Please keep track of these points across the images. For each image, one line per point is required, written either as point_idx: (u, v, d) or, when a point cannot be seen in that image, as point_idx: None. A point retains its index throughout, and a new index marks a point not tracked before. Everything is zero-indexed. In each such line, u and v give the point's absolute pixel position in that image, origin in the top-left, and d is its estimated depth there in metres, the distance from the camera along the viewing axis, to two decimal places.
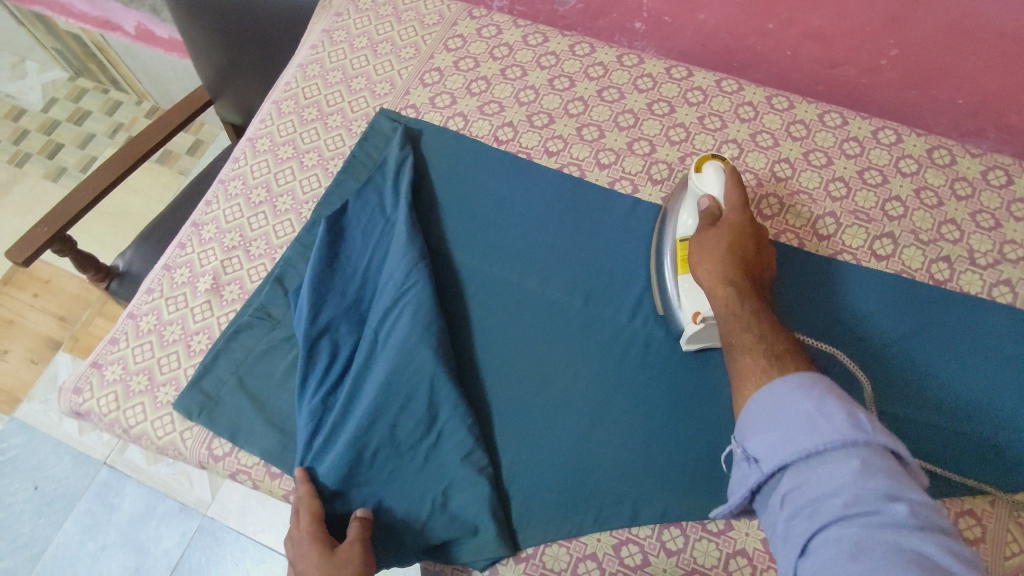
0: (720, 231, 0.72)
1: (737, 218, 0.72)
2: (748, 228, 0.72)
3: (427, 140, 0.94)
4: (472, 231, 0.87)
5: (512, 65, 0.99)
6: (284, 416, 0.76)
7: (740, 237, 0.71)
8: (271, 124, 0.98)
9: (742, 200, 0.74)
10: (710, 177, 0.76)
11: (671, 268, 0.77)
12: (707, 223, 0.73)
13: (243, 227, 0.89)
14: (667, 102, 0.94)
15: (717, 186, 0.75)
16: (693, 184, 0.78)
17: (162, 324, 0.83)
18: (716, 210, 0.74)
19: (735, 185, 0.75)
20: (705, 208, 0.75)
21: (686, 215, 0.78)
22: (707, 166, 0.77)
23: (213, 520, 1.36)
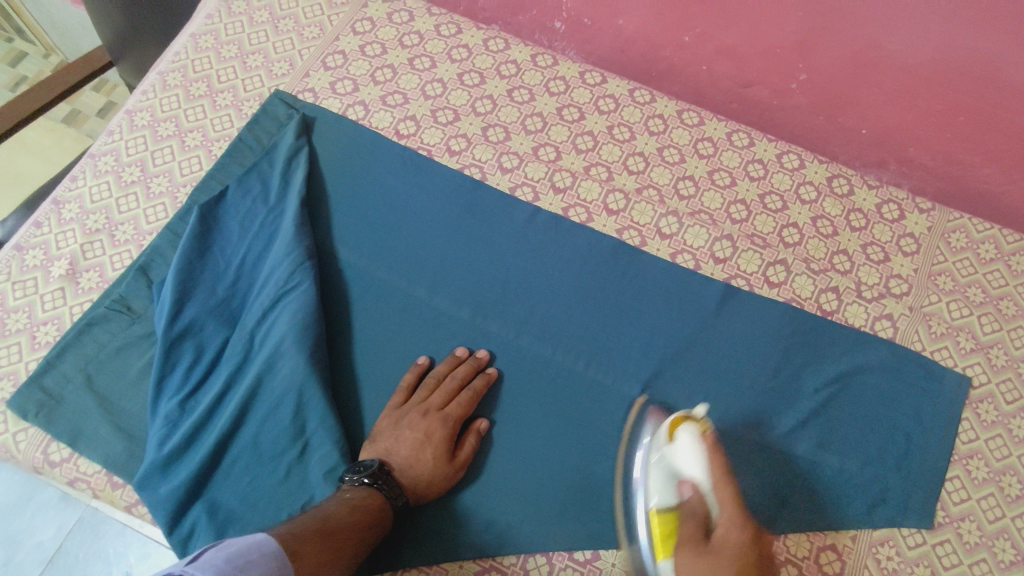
0: (710, 548, 0.54)
1: (738, 535, 0.54)
2: (749, 531, 0.55)
3: (323, 129, 0.88)
4: (362, 230, 0.82)
5: (421, 55, 0.94)
6: (135, 419, 0.71)
7: (743, 555, 0.53)
8: (153, 97, 0.90)
9: (734, 498, 0.57)
10: (684, 451, 0.61)
11: (647, 543, 0.61)
12: (694, 537, 0.56)
13: (110, 209, 0.82)
14: (577, 109, 0.91)
15: (696, 462, 0.60)
16: (666, 454, 0.63)
17: (5, 311, 0.76)
18: (701, 509, 0.58)
19: (718, 463, 0.59)
20: (687, 502, 0.59)
21: (656, 499, 0.61)
22: (680, 431, 0.62)
23: (96, 512, 1.18)
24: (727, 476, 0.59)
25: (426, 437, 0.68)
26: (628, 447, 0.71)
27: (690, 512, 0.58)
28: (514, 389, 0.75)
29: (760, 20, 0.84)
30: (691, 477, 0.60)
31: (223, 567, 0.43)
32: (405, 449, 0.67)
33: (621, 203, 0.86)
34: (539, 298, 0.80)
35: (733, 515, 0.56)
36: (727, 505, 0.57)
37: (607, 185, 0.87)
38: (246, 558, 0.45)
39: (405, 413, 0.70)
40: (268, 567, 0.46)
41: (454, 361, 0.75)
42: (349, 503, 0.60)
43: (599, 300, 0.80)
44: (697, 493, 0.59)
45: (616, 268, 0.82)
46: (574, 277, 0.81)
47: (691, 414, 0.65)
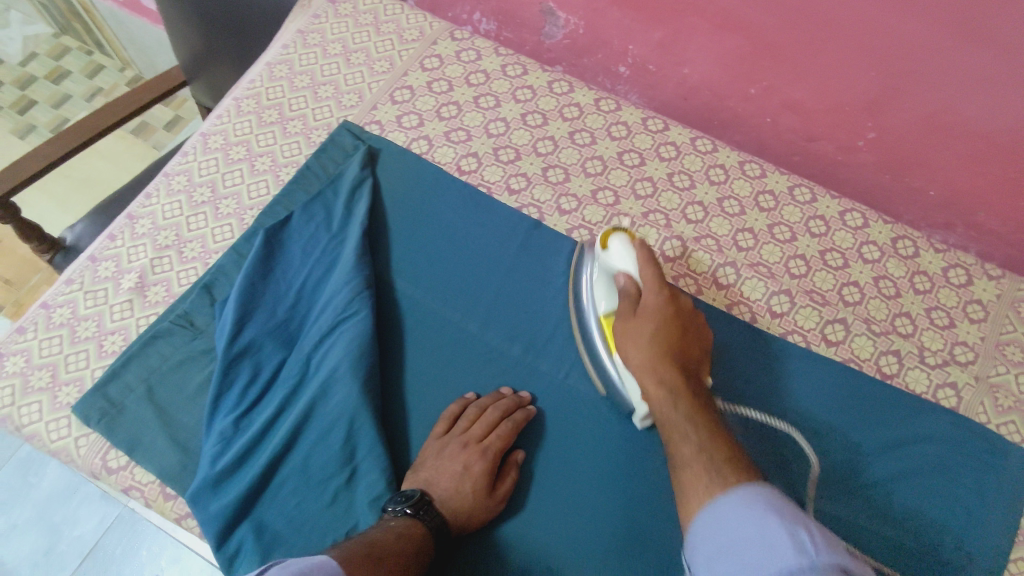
0: (638, 319, 0.67)
1: (655, 303, 0.67)
2: (673, 333, 0.66)
3: (387, 160, 0.90)
4: (419, 262, 0.84)
5: (486, 94, 0.96)
6: (190, 434, 0.72)
7: (663, 322, 0.66)
8: (228, 121, 0.93)
9: (658, 276, 0.69)
10: (617, 252, 0.72)
11: (600, 340, 0.75)
12: (626, 309, 0.69)
13: (180, 226, 0.85)
14: (638, 153, 0.91)
15: (627, 257, 0.71)
16: (601, 260, 0.74)
17: (76, 319, 0.79)
18: (633, 290, 0.69)
19: (643, 252, 0.71)
20: (621, 286, 0.70)
21: (604, 303, 0.74)
22: (611, 241, 0.73)
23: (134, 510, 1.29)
24: (658, 278, 0.69)
25: (467, 467, 0.67)
26: (574, 284, 0.81)
27: (622, 294, 0.70)
28: (560, 432, 0.74)
29: (831, 77, 0.83)
30: (623, 270, 0.71)
31: None
32: (446, 478, 0.67)
33: (677, 251, 0.85)
34: None
35: (653, 287, 0.68)
36: (650, 279, 0.69)
37: (666, 231, 0.86)
38: None
39: (445, 443, 0.70)
40: None
41: (496, 394, 0.75)
42: (395, 533, 0.60)
43: None
44: (627, 276, 0.70)
45: None
46: None
47: (618, 228, 0.76)
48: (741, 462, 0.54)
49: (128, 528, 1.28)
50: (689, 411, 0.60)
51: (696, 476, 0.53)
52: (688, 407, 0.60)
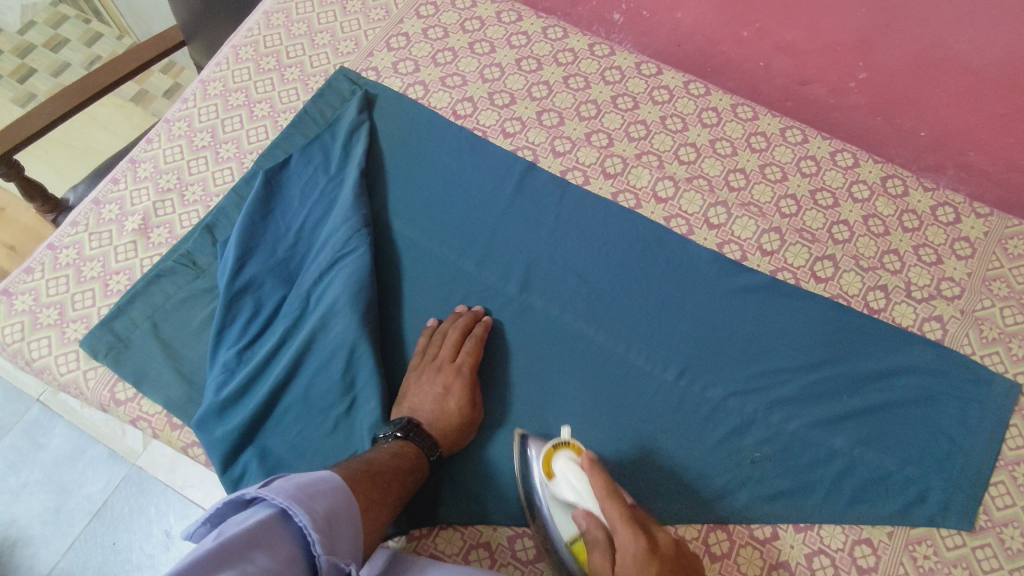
0: (603, 502, 0.58)
1: (636, 561, 0.55)
2: (654, 556, 0.55)
3: (384, 106, 0.91)
4: (416, 203, 0.85)
5: (481, 40, 0.96)
6: (194, 367, 0.75)
7: (653, 564, 0.55)
8: (226, 69, 0.94)
9: (622, 511, 0.57)
10: (564, 485, 0.63)
11: (565, 550, 0.62)
12: (603, 573, 0.56)
13: (181, 170, 0.86)
14: (632, 98, 0.92)
15: (581, 490, 0.62)
16: (549, 490, 0.64)
17: (82, 260, 0.81)
18: (599, 534, 0.59)
19: (599, 482, 0.60)
20: (584, 528, 0.60)
21: (565, 530, 0.63)
22: (558, 464, 0.64)
23: (140, 471, 1.38)
24: (610, 489, 0.59)
25: (448, 387, 0.71)
26: (524, 481, 0.68)
27: (590, 539, 0.59)
28: (554, 365, 0.77)
29: (823, 15, 0.84)
30: (579, 503, 0.62)
31: (293, 491, 0.47)
32: (428, 400, 0.70)
33: (670, 191, 0.87)
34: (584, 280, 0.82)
35: (625, 528, 0.56)
36: (619, 525, 0.57)
37: (659, 172, 0.88)
38: (314, 487, 0.49)
39: (425, 370, 0.73)
40: (334, 498, 0.50)
41: (454, 316, 0.77)
42: (390, 452, 0.62)
43: (643, 286, 0.82)
44: (586, 514, 0.60)
45: (660, 255, 0.83)
46: (618, 261, 0.83)
47: (562, 441, 0.67)
48: None
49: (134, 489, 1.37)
50: None
51: None
52: None
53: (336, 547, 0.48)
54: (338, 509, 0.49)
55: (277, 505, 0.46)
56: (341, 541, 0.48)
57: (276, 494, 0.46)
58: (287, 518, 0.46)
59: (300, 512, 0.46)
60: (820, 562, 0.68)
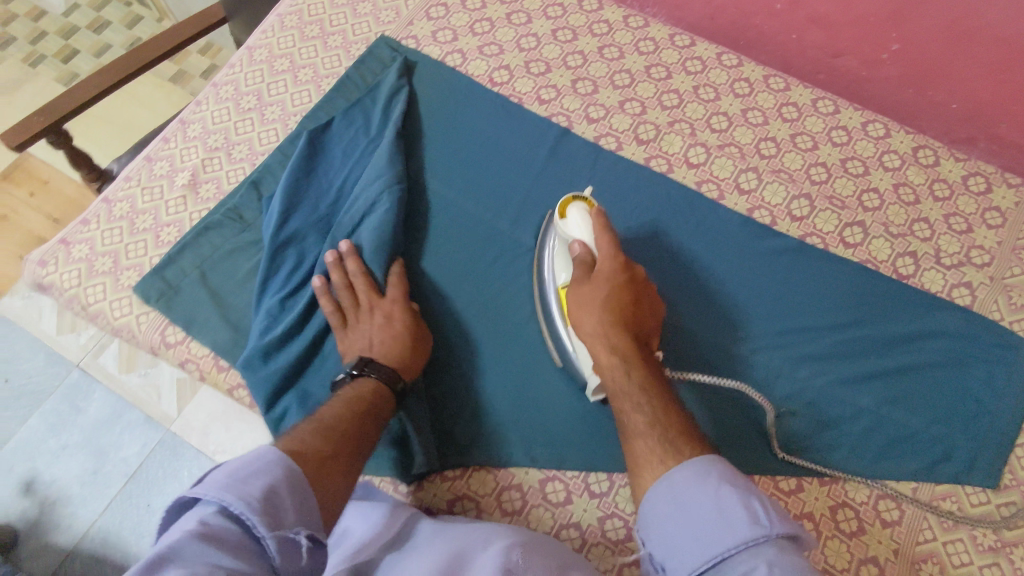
0: (594, 286, 0.68)
1: (618, 352, 0.64)
2: (625, 271, 0.68)
3: (423, 72, 0.94)
4: (453, 165, 0.88)
5: (518, 11, 0.98)
6: (241, 315, 0.78)
7: (618, 291, 0.67)
8: (272, 36, 0.97)
9: (613, 244, 0.69)
10: (573, 222, 0.72)
11: (556, 309, 0.74)
12: (580, 279, 0.69)
13: (228, 131, 0.90)
14: (665, 68, 0.94)
15: (583, 228, 0.71)
16: (560, 228, 0.73)
17: (135, 212, 0.85)
18: (587, 257, 0.70)
19: (599, 221, 0.71)
20: (576, 254, 0.70)
21: (561, 275, 0.74)
22: (570, 209, 0.72)
23: (174, 435, 1.49)
24: (610, 231, 0.70)
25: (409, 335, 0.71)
26: (540, 247, 0.80)
27: (576, 261, 0.70)
28: None
29: None
30: (578, 238, 0.71)
31: (222, 482, 0.47)
32: (382, 344, 0.69)
33: (702, 157, 0.89)
34: (615, 241, 0.84)
35: (614, 259, 0.68)
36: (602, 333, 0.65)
37: (690, 139, 0.90)
38: (247, 467, 0.48)
39: (347, 313, 0.73)
40: (275, 472, 0.49)
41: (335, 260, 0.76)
42: (347, 400, 0.62)
43: (675, 248, 0.83)
44: (581, 246, 0.70)
45: (692, 218, 0.85)
46: (649, 224, 0.85)
47: (579, 193, 0.75)
48: (697, 443, 0.58)
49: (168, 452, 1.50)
50: (641, 379, 0.62)
51: (647, 429, 0.59)
52: (641, 377, 0.62)
53: (284, 521, 0.47)
54: (279, 482, 0.48)
55: (211, 501, 0.46)
56: (289, 511, 0.47)
57: (207, 490, 0.46)
58: (223, 511, 0.46)
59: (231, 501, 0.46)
60: (845, 515, 0.69)
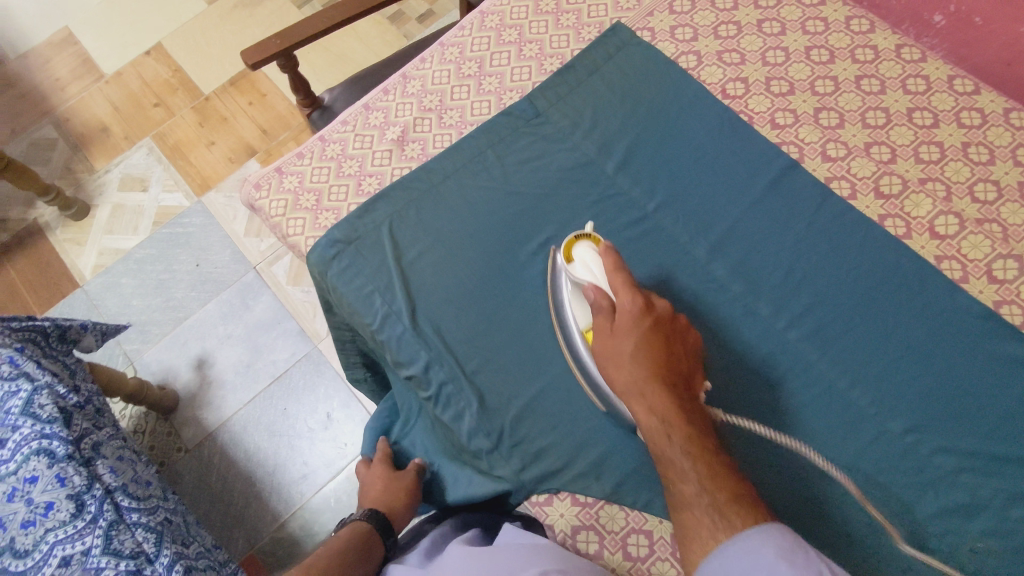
0: (618, 337, 0.65)
1: (634, 316, 0.65)
2: (647, 316, 0.65)
3: (651, 69, 0.87)
4: (660, 175, 0.82)
5: (772, 19, 0.89)
6: (421, 280, 0.80)
7: (647, 325, 0.64)
8: (507, 3, 0.95)
9: (626, 281, 0.67)
10: (582, 266, 0.70)
11: (584, 351, 0.71)
12: (603, 329, 0.66)
13: (444, 94, 0.90)
14: (932, 114, 0.81)
15: (590, 271, 0.70)
16: (568, 273, 0.72)
17: (344, 156, 0.88)
18: (603, 304, 0.67)
19: (608, 260, 0.68)
20: (591, 300, 0.68)
21: (582, 317, 0.72)
22: (576, 251, 0.72)
23: (320, 354, 1.67)
24: (626, 279, 0.67)
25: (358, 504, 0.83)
26: (557, 308, 0.74)
27: (594, 309, 0.68)
28: (763, 379, 0.72)
29: None
30: (589, 281, 0.69)
31: None
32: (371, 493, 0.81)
33: (952, 229, 0.76)
34: (821, 300, 0.75)
35: (629, 294, 0.66)
36: (621, 290, 0.67)
37: (942, 204, 0.77)
38: None
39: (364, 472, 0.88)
40: None
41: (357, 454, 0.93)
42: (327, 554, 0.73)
43: (890, 326, 0.73)
44: (594, 289, 0.68)
45: (921, 296, 0.73)
46: (866, 290, 0.74)
47: (583, 233, 0.74)
48: (752, 501, 0.56)
49: (311, 367, 1.66)
50: (684, 430, 0.60)
51: (697, 518, 0.56)
52: (681, 433, 0.60)
53: None
54: None
55: None
56: None
57: None
58: None
59: None
60: None
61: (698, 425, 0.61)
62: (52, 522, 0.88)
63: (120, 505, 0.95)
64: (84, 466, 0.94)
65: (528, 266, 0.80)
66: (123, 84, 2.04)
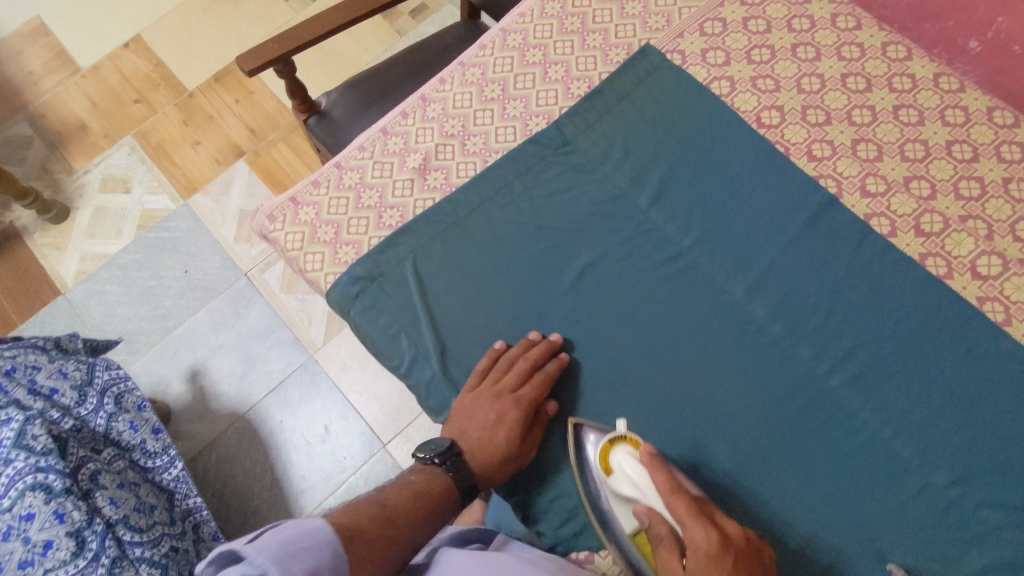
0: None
1: (709, 553, 0.54)
2: (725, 549, 0.54)
3: (682, 95, 0.84)
4: (695, 209, 0.79)
5: (806, 43, 0.86)
6: (450, 320, 0.76)
7: (723, 564, 0.53)
8: (530, 21, 0.91)
9: (688, 506, 0.58)
10: (624, 479, 0.65)
11: (630, 545, 0.65)
12: (673, 568, 0.56)
13: (467, 118, 0.86)
14: (971, 147, 0.79)
15: (639, 486, 0.64)
16: (608, 482, 0.67)
17: (363, 186, 0.83)
18: (664, 529, 0.59)
19: (660, 478, 0.61)
20: (640, 518, 0.62)
21: (628, 522, 0.66)
22: (616, 459, 0.66)
23: (316, 364, 1.61)
24: (676, 488, 0.60)
25: (495, 395, 0.70)
26: (589, 497, 0.68)
27: (655, 536, 0.60)
28: (806, 425, 0.71)
29: None
30: (638, 495, 0.64)
31: (274, 551, 0.50)
32: None
33: (994, 270, 0.75)
34: (863, 344, 0.73)
35: (695, 520, 0.56)
36: (689, 522, 0.57)
37: (983, 243, 0.76)
38: (299, 543, 0.51)
39: None
40: (318, 551, 0.52)
41: None
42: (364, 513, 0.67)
43: (934, 370, 0.71)
44: (647, 510, 0.61)
45: (964, 340, 0.72)
46: (908, 333, 0.73)
47: (614, 436, 0.68)
48: None
49: (307, 378, 1.60)
50: None
51: None
52: None
53: None
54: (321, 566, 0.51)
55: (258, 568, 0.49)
56: None
57: (258, 555, 0.49)
58: None
59: None
60: None
61: None
62: (51, 562, 0.82)
63: (122, 539, 0.90)
64: (82, 499, 0.88)
65: (559, 305, 0.76)
66: (100, 78, 1.94)
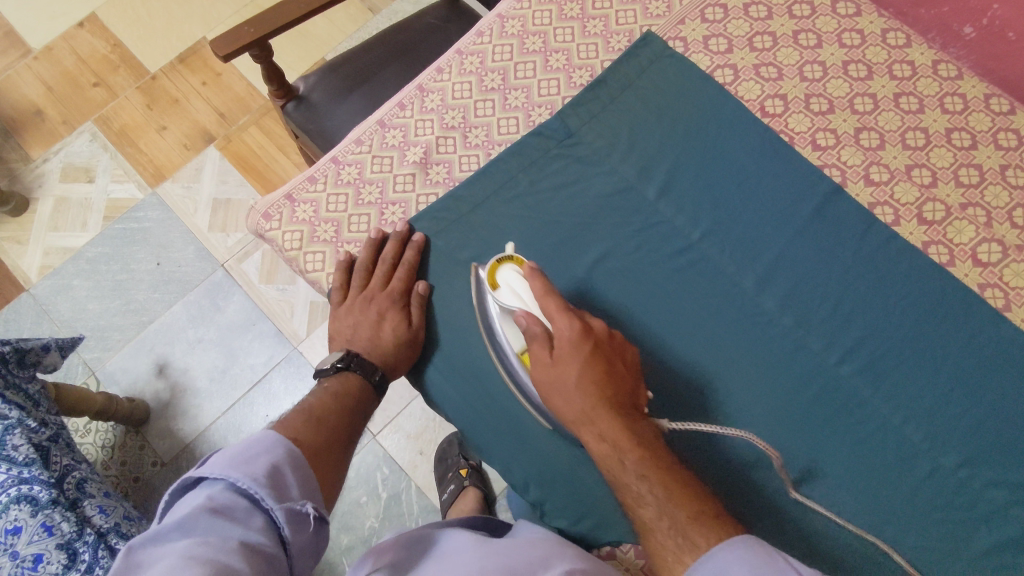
0: (559, 368, 0.63)
1: (568, 342, 0.63)
2: (586, 339, 0.63)
3: (686, 83, 0.83)
4: (703, 201, 0.79)
5: (807, 30, 0.86)
6: (458, 319, 0.75)
7: (578, 347, 0.62)
8: (528, 7, 0.89)
9: (558, 305, 0.64)
10: (506, 291, 0.68)
11: (515, 362, 0.70)
12: (540, 357, 0.64)
13: (467, 109, 0.84)
14: (969, 134, 0.81)
15: (518, 296, 0.67)
16: (492, 298, 0.69)
17: (362, 181, 0.81)
18: (536, 329, 0.65)
19: (534, 284, 0.65)
20: (523, 327, 0.66)
21: (516, 341, 0.69)
22: (502, 275, 0.68)
23: (301, 355, 1.58)
24: (551, 294, 0.65)
25: (371, 297, 0.75)
26: (489, 335, 0.72)
27: (527, 336, 0.65)
28: (818, 416, 0.72)
29: None
30: (514, 306, 0.67)
31: (228, 460, 0.52)
32: None
33: (994, 256, 0.76)
34: (870, 333, 0.74)
35: (565, 318, 0.63)
36: (556, 314, 0.64)
37: (983, 230, 0.77)
38: (250, 452, 0.53)
39: None
40: (271, 452, 0.54)
41: None
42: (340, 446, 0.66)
43: (939, 357, 0.73)
44: (526, 317, 0.65)
45: (967, 326, 0.73)
46: (914, 321, 0.74)
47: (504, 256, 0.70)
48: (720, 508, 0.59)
49: (292, 370, 1.57)
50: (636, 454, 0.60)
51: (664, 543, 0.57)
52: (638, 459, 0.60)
53: (288, 494, 0.52)
54: (280, 462, 0.54)
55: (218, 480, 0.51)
56: (291, 486, 0.53)
57: (215, 468, 0.51)
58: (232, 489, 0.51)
59: (239, 476, 0.51)
60: None
61: (643, 439, 0.61)
62: None
63: (116, 548, 0.84)
64: (70, 509, 0.84)
65: (570, 301, 0.75)
66: (55, 60, 1.83)
